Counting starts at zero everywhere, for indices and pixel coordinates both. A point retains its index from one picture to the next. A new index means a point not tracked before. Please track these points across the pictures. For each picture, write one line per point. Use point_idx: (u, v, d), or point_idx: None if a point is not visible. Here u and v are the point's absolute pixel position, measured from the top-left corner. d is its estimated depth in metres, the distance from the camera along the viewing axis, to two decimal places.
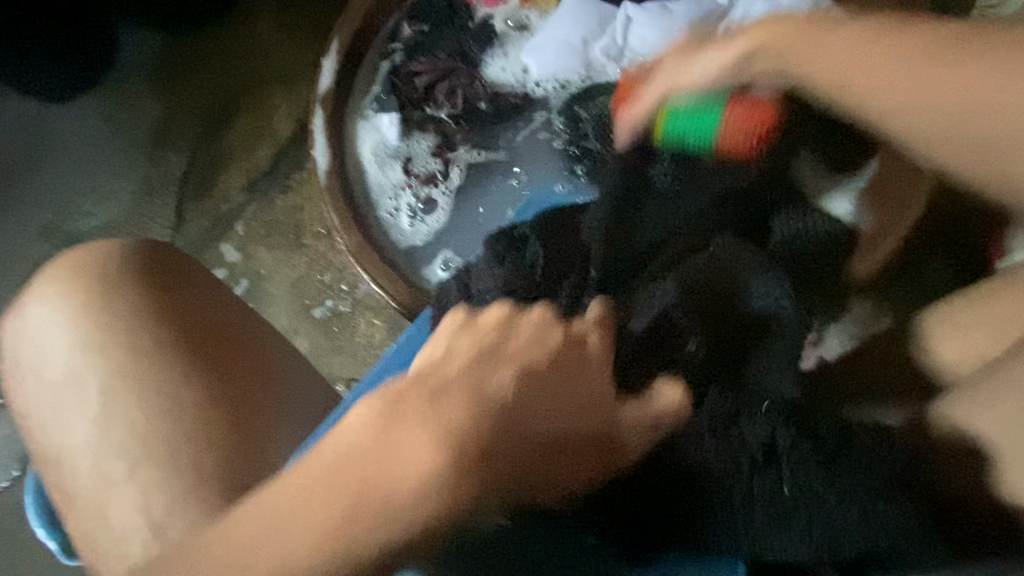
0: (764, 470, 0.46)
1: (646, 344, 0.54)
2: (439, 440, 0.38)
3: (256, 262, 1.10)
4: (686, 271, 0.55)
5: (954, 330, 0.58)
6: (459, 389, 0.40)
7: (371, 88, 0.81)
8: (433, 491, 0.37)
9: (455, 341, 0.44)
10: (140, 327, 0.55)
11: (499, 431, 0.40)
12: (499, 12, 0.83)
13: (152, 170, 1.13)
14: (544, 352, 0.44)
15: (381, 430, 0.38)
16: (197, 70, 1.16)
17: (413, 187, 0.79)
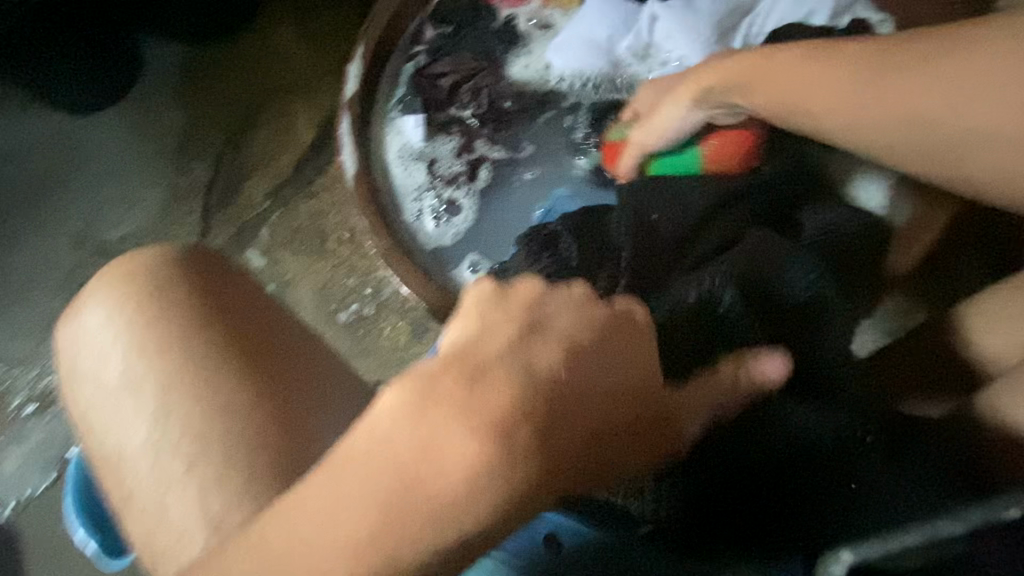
0: (799, 449, 0.50)
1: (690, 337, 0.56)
2: (477, 433, 0.34)
3: (282, 267, 1.11)
4: (727, 258, 0.58)
5: (992, 321, 0.58)
6: (498, 392, 0.36)
7: (395, 91, 0.81)
8: (483, 489, 0.34)
9: (488, 318, 0.39)
10: (187, 331, 0.56)
11: (549, 443, 0.36)
12: (522, 13, 0.83)
13: (180, 178, 1.15)
14: (587, 349, 0.40)
15: (414, 423, 0.35)
16: (222, 79, 1.18)
17: (437, 188, 0.79)
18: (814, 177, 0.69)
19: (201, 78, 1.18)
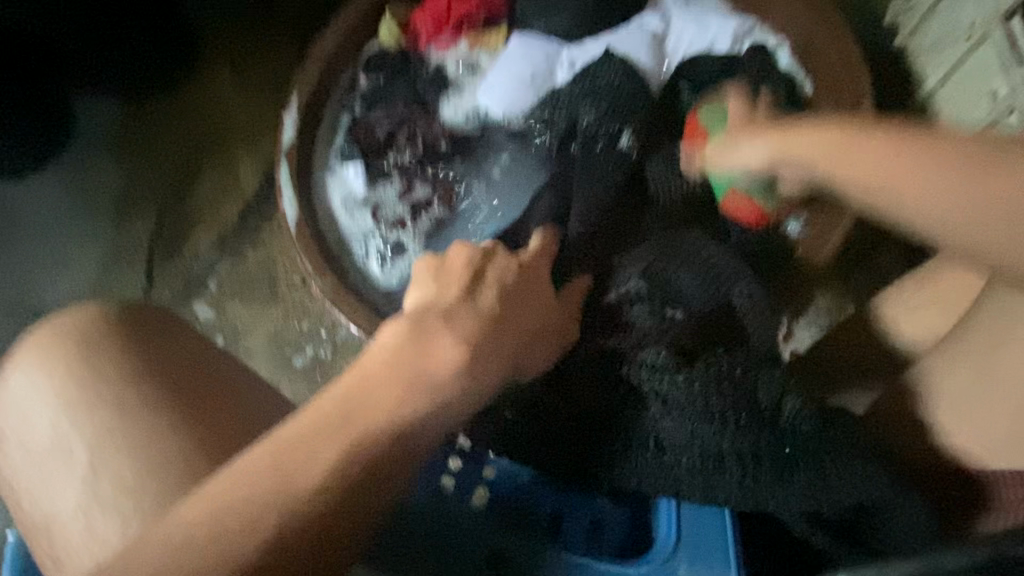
0: (735, 411, 0.50)
1: (615, 311, 0.59)
2: (461, 345, 0.46)
3: (232, 316, 1.10)
4: (645, 251, 0.62)
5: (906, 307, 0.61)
6: (458, 326, 0.47)
7: (334, 142, 0.84)
8: (465, 380, 0.46)
9: (442, 280, 0.51)
10: (124, 385, 0.55)
11: (492, 357, 0.48)
12: (450, 58, 0.88)
13: (119, 234, 1.13)
14: (516, 289, 0.53)
15: (413, 339, 0.45)
16: (157, 134, 1.17)
17: (382, 232, 0.80)
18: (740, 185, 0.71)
19: (135, 134, 1.17)
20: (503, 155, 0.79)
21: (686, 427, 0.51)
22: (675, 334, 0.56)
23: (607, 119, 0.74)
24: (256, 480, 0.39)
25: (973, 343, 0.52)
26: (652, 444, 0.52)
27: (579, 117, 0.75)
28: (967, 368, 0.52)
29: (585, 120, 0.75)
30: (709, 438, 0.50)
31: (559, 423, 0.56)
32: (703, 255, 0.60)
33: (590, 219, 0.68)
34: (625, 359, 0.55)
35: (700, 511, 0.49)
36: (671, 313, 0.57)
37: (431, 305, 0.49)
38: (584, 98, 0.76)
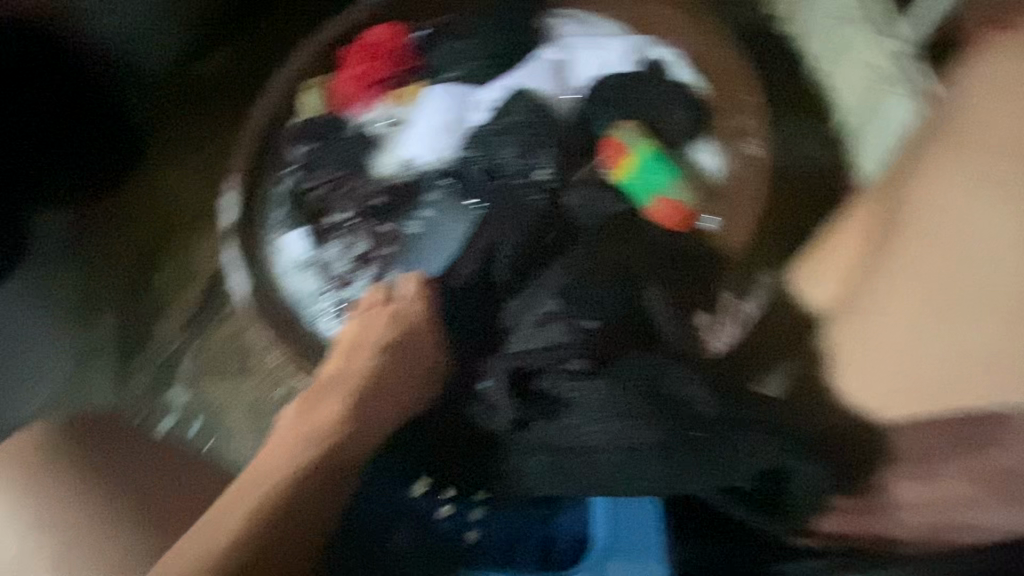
0: (648, 405, 0.62)
1: (541, 337, 0.68)
2: (346, 400, 0.66)
3: (207, 397, 1.12)
4: (558, 279, 0.71)
5: (816, 274, 0.67)
6: (342, 390, 0.67)
7: (275, 211, 0.87)
8: (344, 432, 0.64)
9: (340, 355, 0.70)
10: (85, 496, 0.67)
11: (366, 400, 0.67)
12: (374, 117, 0.92)
13: (85, 335, 1.15)
14: (392, 341, 0.70)
15: (305, 413, 0.66)
16: (113, 232, 1.21)
17: (331, 292, 0.82)
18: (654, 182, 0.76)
19: (90, 234, 1.19)
20: (436, 195, 0.84)
21: (606, 426, 0.62)
22: (590, 346, 0.66)
23: (525, 151, 0.80)
24: (206, 527, 0.55)
25: (868, 303, 0.60)
26: (586, 449, 0.62)
27: (498, 153, 0.81)
28: (863, 327, 0.60)
29: (504, 156, 0.80)
30: (628, 433, 0.61)
31: (488, 451, 0.67)
32: (605, 275, 0.71)
33: (528, 249, 0.73)
34: (539, 375, 0.66)
35: (630, 507, 0.59)
36: (586, 326, 0.68)
37: (324, 382, 0.69)
38: (499, 139, 0.81)
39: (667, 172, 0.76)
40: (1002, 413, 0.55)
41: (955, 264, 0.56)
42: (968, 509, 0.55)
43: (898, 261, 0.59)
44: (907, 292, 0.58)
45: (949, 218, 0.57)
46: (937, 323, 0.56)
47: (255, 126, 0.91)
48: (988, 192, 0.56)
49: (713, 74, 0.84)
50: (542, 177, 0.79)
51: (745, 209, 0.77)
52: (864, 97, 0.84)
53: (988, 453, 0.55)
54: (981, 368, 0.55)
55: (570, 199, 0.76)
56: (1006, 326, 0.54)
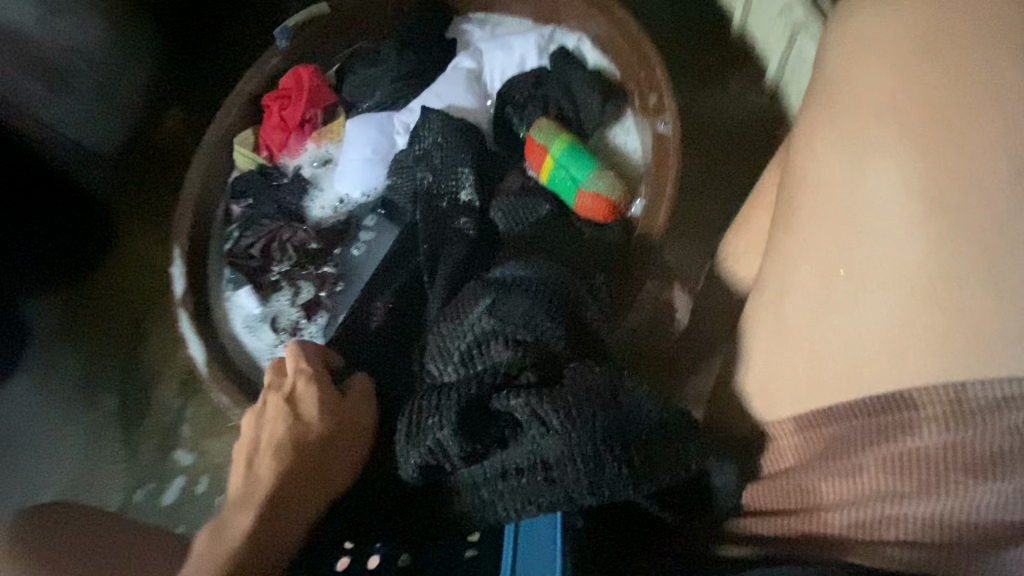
0: (602, 412, 0.45)
1: (469, 359, 0.52)
2: (256, 516, 0.46)
3: (211, 454, 1.16)
4: (489, 284, 0.56)
5: (739, 253, 0.60)
6: (251, 502, 0.48)
7: (225, 271, 0.90)
8: (256, 545, 0.45)
9: (246, 452, 0.53)
10: None
11: (285, 503, 0.48)
12: (304, 160, 0.94)
13: (90, 415, 1.20)
14: (297, 418, 0.53)
15: (210, 548, 0.45)
16: (98, 311, 1.24)
17: (284, 341, 0.84)
18: (574, 178, 0.76)
19: (78, 319, 1.23)
20: (371, 220, 0.88)
21: (555, 441, 0.45)
22: (535, 352, 0.51)
23: (443, 172, 0.80)
24: None
25: (766, 296, 0.50)
26: (535, 467, 0.46)
27: (420, 177, 0.81)
28: (766, 320, 0.50)
29: (426, 178, 0.81)
30: (582, 443, 0.45)
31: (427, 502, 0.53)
32: (546, 266, 0.58)
33: (458, 264, 0.73)
34: (493, 392, 0.49)
35: (534, 526, 0.45)
36: (525, 336, 0.52)
37: (242, 496, 0.49)
38: (420, 167, 0.82)
39: (585, 163, 0.76)
40: (913, 402, 0.41)
41: (851, 236, 0.45)
42: (889, 502, 0.42)
43: (791, 241, 0.48)
44: (805, 270, 0.47)
45: (840, 173, 0.46)
46: (823, 325, 0.45)
47: (192, 189, 0.92)
48: (872, 142, 0.45)
49: (624, 55, 0.83)
50: (465, 196, 0.79)
51: (667, 181, 0.74)
52: (780, 41, 0.83)
53: (902, 440, 0.41)
54: (880, 356, 0.43)
55: (495, 212, 0.78)
56: (906, 298, 0.42)
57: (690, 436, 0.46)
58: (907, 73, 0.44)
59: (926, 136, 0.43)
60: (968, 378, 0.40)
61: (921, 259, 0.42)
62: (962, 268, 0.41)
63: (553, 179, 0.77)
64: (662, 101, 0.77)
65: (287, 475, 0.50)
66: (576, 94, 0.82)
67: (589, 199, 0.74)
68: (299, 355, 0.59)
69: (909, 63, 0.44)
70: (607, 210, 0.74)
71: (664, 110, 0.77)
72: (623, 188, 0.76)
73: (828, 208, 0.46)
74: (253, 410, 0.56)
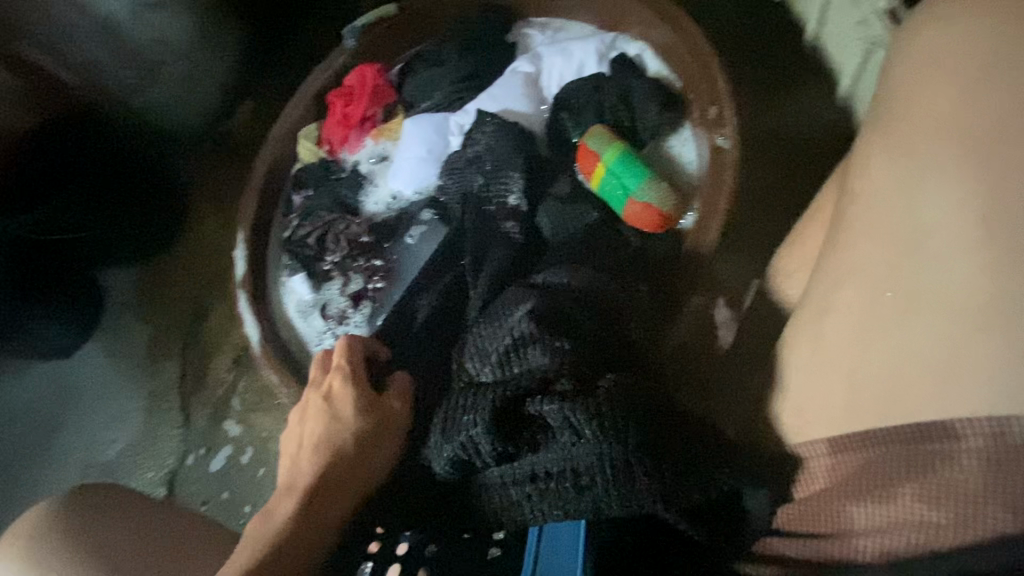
0: (635, 424, 0.45)
1: (504, 361, 0.52)
2: (296, 506, 0.51)
3: (257, 428, 1.22)
4: (531, 293, 0.56)
5: (786, 275, 0.58)
6: (295, 491, 0.52)
7: (283, 258, 0.94)
8: (299, 530, 0.49)
9: (292, 442, 0.57)
10: (75, 556, 0.61)
11: (322, 495, 0.52)
12: (362, 156, 0.97)
13: (154, 382, 1.29)
14: (335, 417, 0.55)
15: (259, 527, 0.50)
16: (168, 286, 1.34)
17: (332, 329, 0.87)
18: (625, 188, 0.75)
19: (152, 293, 1.34)
20: (421, 216, 0.88)
21: (586, 448, 0.45)
22: (575, 362, 0.50)
23: (493, 175, 0.83)
24: None
25: (807, 313, 0.45)
26: (567, 474, 0.45)
27: (473, 180, 0.84)
28: (807, 338, 0.44)
29: (476, 182, 0.84)
30: (612, 451, 0.44)
31: (453, 495, 0.54)
32: (585, 278, 0.58)
33: (503, 269, 0.75)
34: (527, 396, 0.49)
35: (562, 526, 0.45)
36: (565, 345, 0.51)
37: (289, 488, 0.53)
38: (472, 172, 0.85)
39: (636, 173, 0.75)
40: (951, 433, 0.34)
41: (898, 251, 0.39)
42: (930, 534, 0.35)
43: (837, 255, 0.43)
44: (847, 287, 0.41)
45: (891, 185, 0.40)
46: (856, 348, 0.40)
47: (258, 179, 0.98)
48: (935, 145, 0.38)
49: (685, 64, 0.81)
50: (516, 202, 0.81)
51: (722, 195, 0.71)
52: (856, 56, 0.79)
53: (940, 474, 0.35)
54: (919, 384, 0.36)
55: (541, 219, 0.79)
56: (953, 321, 0.35)
57: (702, 468, 0.44)
58: (974, 76, 0.37)
59: (1001, 141, 0.35)
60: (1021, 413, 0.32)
61: (974, 278, 0.35)
62: (1015, 292, 0.33)
63: (604, 188, 0.77)
64: (722, 114, 0.74)
65: (329, 469, 0.53)
66: (634, 104, 0.81)
67: (639, 209, 0.74)
68: (346, 352, 0.60)
69: (972, 66, 0.37)
70: (658, 222, 0.73)
71: (724, 124, 0.74)
72: (674, 201, 0.74)
73: (868, 223, 0.41)
74: (302, 400, 0.59)
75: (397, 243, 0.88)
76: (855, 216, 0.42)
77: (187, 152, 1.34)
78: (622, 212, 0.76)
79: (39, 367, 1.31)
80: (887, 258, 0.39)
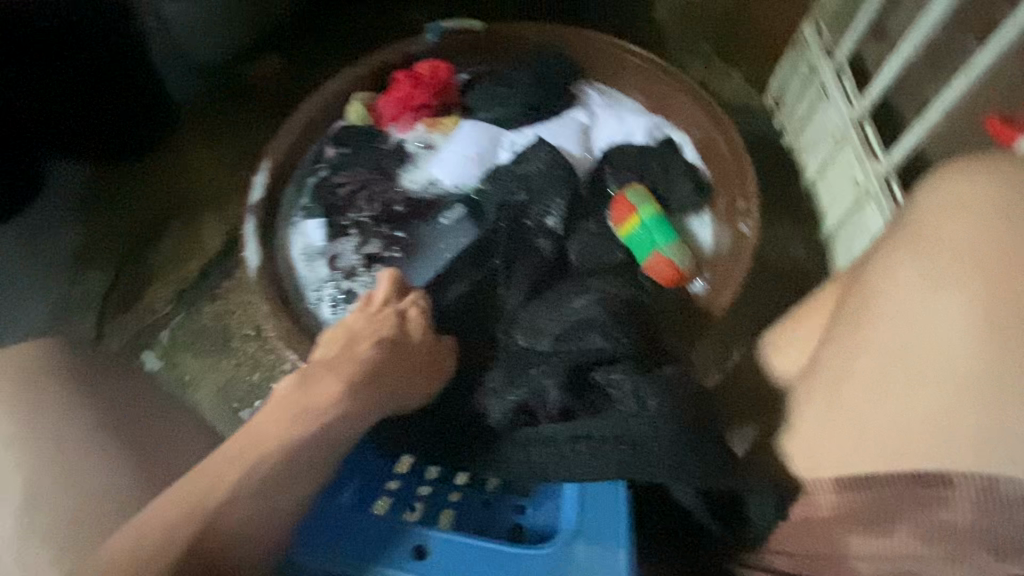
0: (686, 406, 0.52)
1: (566, 337, 0.62)
2: (345, 382, 0.53)
3: (180, 369, 1.14)
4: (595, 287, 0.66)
5: (782, 342, 0.67)
6: (343, 369, 0.54)
7: (300, 200, 0.94)
8: (340, 411, 0.50)
9: (356, 328, 0.61)
10: (57, 411, 0.61)
11: (365, 387, 0.54)
12: (410, 137, 1.01)
13: (72, 289, 1.16)
14: (402, 340, 0.61)
15: (298, 387, 0.51)
16: (124, 191, 1.21)
17: (336, 279, 0.88)
18: (654, 239, 0.84)
19: None
20: (456, 209, 0.93)
21: (643, 417, 0.51)
22: (631, 347, 0.61)
23: (540, 188, 0.90)
24: (177, 505, 0.41)
25: (826, 373, 0.55)
26: (622, 438, 0.51)
27: (516, 191, 0.90)
28: (822, 393, 0.55)
29: (520, 194, 0.90)
30: (666, 424, 0.50)
31: (476, 438, 0.59)
32: (631, 288, 0.68)
33: (538, 273, 0.82)
34: (592, 365, 0.60)
35: (599, 489, 0.48)
36: (625, 333, 0.61)
37: (330, 359, 0.56)
38: (516, 185, 0.91)
39: (667, 232, 0.85)
40: (948, 481, 0.46)
41: (914, 338, 0.50)
42: (916, 561, 0.47)
43: (861, 327, 0.53)
44: (868, 355, 0.52)
45: (915, 285, 0.51)
46: (873, 403, 0.51)
47: (298, 124, 0.98)
48: (953, 266, 0.50)
49: (722, 163, 0.94)
50: (556, 224, 0.87)
51: (738, 269, 0.85)
52: (849, 205, 0.96)
53: (936, 512, 0.46)
54: (926, 439, 0.48)
55: (574, 245, 0.86)
56: (957, 396, 0.47)
57: (721, 459, 0.49)
58: (994, 216, 0.50)
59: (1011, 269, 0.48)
60: (1001, 473, 0.44)
61: (977, 365, 0.47)
62: (1009, 384, 0.46)
63: (632, 239, 0.85)
64: (747, 206, 0.88)
65: (378, 365, 0.57)
66: (671, 177, 0.92)
67: (663, 262, 0.82)
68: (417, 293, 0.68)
69: (994, 210, 0.50)
70: (673, 278, 0.83)
71: (749, 214, 0.88)
72: (690, 266, 0.84)
73: (895, 311, 0.52)
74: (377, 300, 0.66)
75: (435, 222, 0.93)
76: (886, 301, 0.52)
77: (199, 72, 1.20)
78: (642, 263, 0.84)
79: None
80: (906, 338, 0.51)
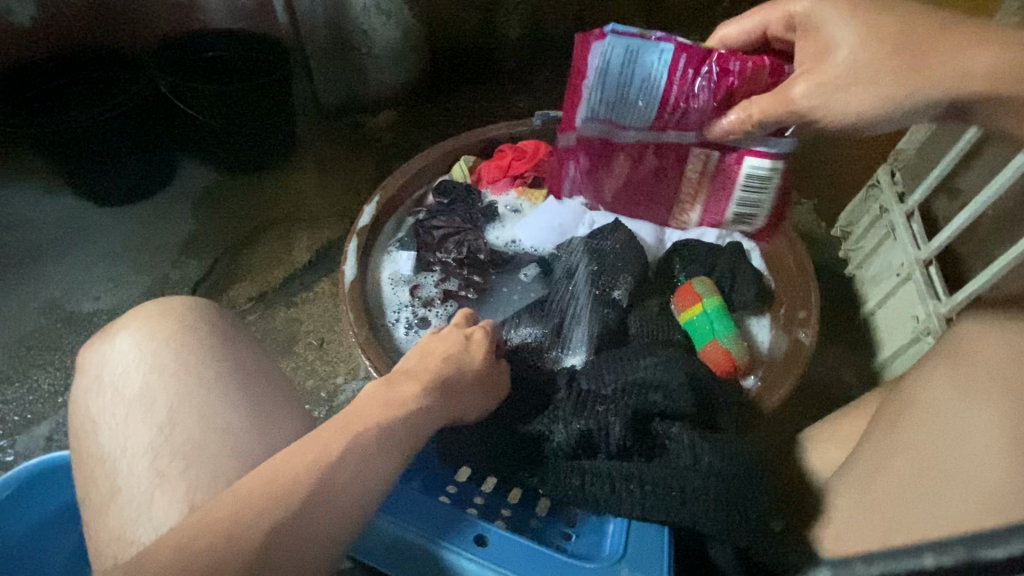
0: (734, 475, 0.65)
1: (629, 388, 0.73)
2: (422, 384, 0.61)
3: None
4: (667, 354, 0.76)
5: (818, 436, 0.75)
6: (423, 375, 0.63)
7: (397, 234, 1.06)
8: (419, 406, 0.59)
9: (431, 344, 0.69)
10: (153, 355, 0.62)
11: (437, 390, 0.62)
12: (502, 201, 1.10)
13: (171, 270, 1.26)
14: (473, 362, 0.68)
15: (384, 385, 0.60)
16: (240, 199, 1.33)
17: (414, 306, 0.99)
18: (711, 330, 0.88)
19: (221, 194, 1.34)
20: (530, 267, 1.03)
21: (695, 472, 0.65)
22: (683, 405, 0.71)
23: (612, 264, 0.94)
24: (296, 459, 0.49)
25: (859, 471, 0.63)
26: (676, 488, 0.64)
27: (587, 263, 0.96)
28: (855, 489, 0.62)
29: (592, 265, 0.96)
30: (715, 482, 0.64)
31: (539, 463, 0.71)
32: (692, 363, 0.76)
33: (610, 340, 0.89)
34: (656, 418, 0.72)
35: (647, 529, 0.63)
36: (687, 394, 0.71)
37: (406, 368, 0.64)
38: (589, 258, 0.97)
39: (726, 324, 0.89)
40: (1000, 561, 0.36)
41: (945, 445, 0.57)
42: None
43: (897, 434, 0.61)
44: (898, 459, 0.59)
45: (946, 406, 0.59)
46: (903, 501, 0.57)
47: (409, 169, 1.09)
48: (986, 391, 0.57)
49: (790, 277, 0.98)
50: (621, 299, 0.92)
51: (792, 374, 0.87)
52: (903, 337, 0.99)
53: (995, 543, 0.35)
54: None
55: (635, 321, 0.92)
56: (985, 500, 0.52)
57: (753, 521, 0.63)
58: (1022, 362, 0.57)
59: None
60: None
61: (999, 481, 0.52)
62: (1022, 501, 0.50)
63: (692, 326, 0.90)
64: (808, 317, 0.92)
65: (447, 374, 0.64)
66: (738, 278, 0.94)
67: (721, 352, 0.86)
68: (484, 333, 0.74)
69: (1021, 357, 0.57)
70: (729, 369, 0.86)
71: (809, 325, 0.92)
72: (745, 359, 0.88)
73: (923, 424, 0.60)
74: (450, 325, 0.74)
75: (514, 275, 1.02)
76: (924, 414, 0.60)
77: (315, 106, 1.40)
78: (700, 349, 0.88)
79: (73, 200, 1.29)
80: (935, 450, 0.57)
